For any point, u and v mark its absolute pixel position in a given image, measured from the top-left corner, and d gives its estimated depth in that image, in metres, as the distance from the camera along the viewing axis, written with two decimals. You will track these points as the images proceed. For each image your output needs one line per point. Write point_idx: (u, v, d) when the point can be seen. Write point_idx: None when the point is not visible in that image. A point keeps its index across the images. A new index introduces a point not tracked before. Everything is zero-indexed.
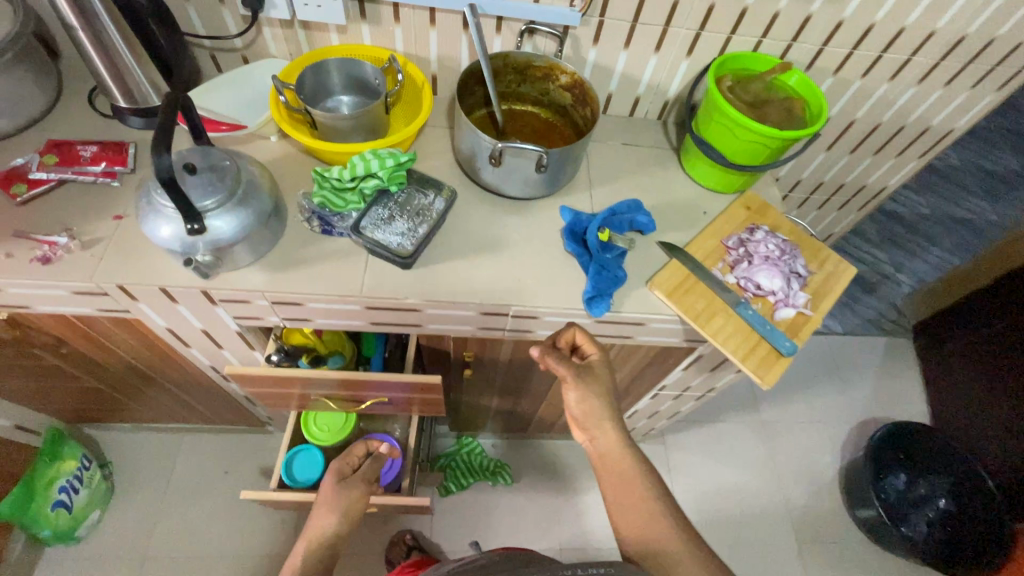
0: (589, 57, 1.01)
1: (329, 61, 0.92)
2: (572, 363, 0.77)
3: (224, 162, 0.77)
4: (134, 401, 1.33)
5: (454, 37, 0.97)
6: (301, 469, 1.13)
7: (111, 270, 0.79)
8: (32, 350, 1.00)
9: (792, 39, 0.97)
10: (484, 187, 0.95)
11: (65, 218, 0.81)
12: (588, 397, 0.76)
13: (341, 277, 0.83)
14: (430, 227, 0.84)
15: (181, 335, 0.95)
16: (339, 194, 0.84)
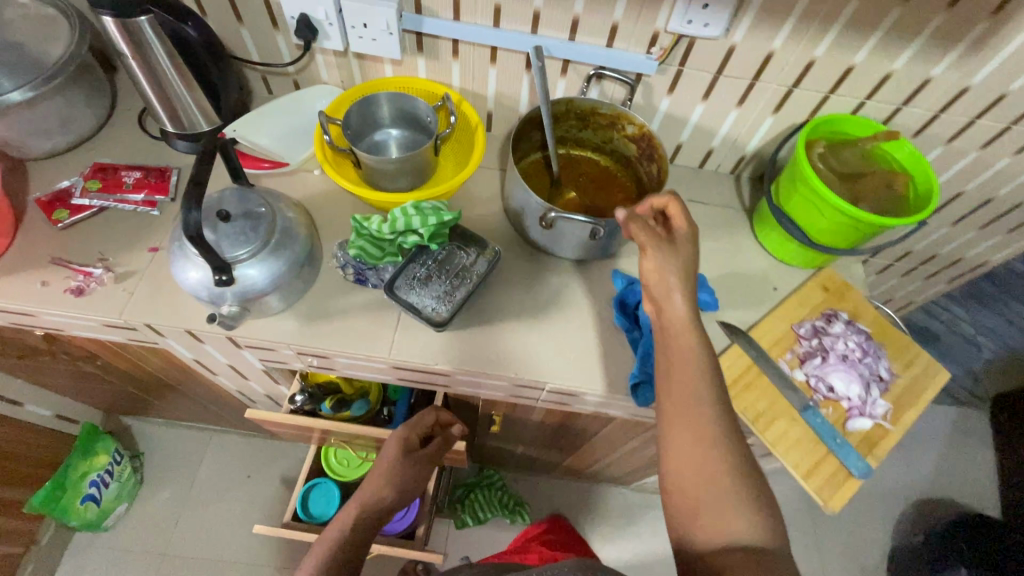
0: (661, 106, 0.91)
1: (379, 95, 0.86)
2: (658, 234, 0.66)
3: (259, 208, 0.73)
4: (165, 403, 1.34)
5: (515, 76, 0.89)
6: (316, 504, 1.10)
7: (140, 308, 0.76)
8: (68, 359, 1.01)
9: (902, 103, 0.84)
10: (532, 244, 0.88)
11: (103, 246, 0.80)
12: (663, 271, 0.64)
13: (369, 336, 0.78)
14: (469, 291, 0.77)
15: (208, 365, 0.93)
16: (376, 246, 0.79)
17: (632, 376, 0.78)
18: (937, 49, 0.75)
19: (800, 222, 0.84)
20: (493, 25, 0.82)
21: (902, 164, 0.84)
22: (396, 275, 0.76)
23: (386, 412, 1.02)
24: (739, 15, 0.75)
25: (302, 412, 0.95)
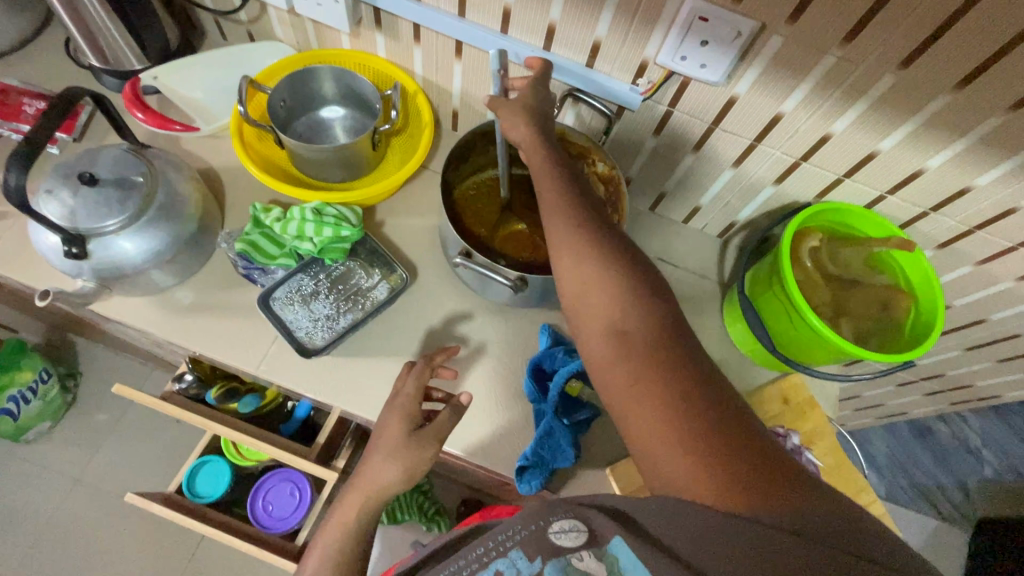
0: (645, 146, 0.77)
1: (319, 69, 0.75)
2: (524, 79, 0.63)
3: (137, 177, 0.64)
4: (96, 333, 1.29)
5: (483, 78, 0.76)
6: (204, 482, 1.04)
7: (4, 256, 0.69)
8: None
9: (931, 207, 0.68)
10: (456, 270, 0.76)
11: None
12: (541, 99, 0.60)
13: (243, 344, 0.70)
14: (357, 319, 0.69)
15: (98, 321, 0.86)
16: (270, 244, 0.69)
17: (521, 456, 0.67)
18: (984, 157, 0.59)
19: (768, 320, 0.72)
20: (459, 15, 0.68)
21: (909, 280, 0.69)
22: (278, 284, 0.69)
23: (290, 405, 0.97)
24: (745, 63, 0.60)
25: (187, 395, 0.87)
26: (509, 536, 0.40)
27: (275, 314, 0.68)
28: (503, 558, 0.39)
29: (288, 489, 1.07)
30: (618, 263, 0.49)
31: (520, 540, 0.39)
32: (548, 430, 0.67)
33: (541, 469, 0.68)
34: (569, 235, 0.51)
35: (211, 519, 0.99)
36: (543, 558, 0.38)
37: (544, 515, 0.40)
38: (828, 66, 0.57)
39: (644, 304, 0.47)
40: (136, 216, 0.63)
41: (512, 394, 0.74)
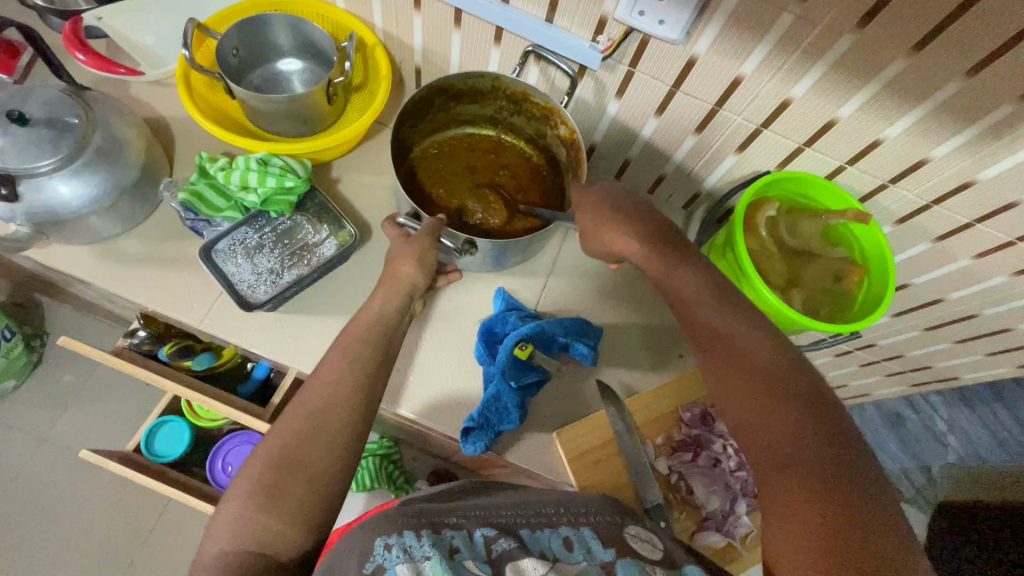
0: (609, 109, 0.76)
1: (273, 17, 0.72)
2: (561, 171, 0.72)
3: (72, 119, 0.61)
4: (59, 293, 1.27)
5: (444, 32, 0.73)
6: (163, 441, 1.04)
7: None
8: None
9: (890, 179, 0.67)
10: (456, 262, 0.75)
11: None
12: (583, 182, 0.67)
13: (186, 297, 0.69)
14: (302, 275, 0.68)
15: (48, 272, 0.84)
16: (216, 195, 0.68)
17: (466, 418, 0.67)
18: (942, 125, 0.58)
19: None
20: None
21: (864, 252, 0.68)
22: (221, 236, 0.67)
23: (249, 365, 0.96)
24: (703, 19, 0.58)
25: (140, 352, 0.85)
26: (589, 520, 0.51)
27: (218, 267, 0.66)
28: (575, 533, 0.49)
29: (248, 450, 1.07)
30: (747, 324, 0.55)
31: (595, 529, 0.50)
32: (495, 393, 0.66)
33: (486, 430, 0.67)
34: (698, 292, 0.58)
35: (168, 478, 0.98)
36: (616, 550, 0.47)
37: (616, 520, 0.53)
38: (788, 24, 0.55)
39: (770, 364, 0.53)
40: (70, 159, 0.60)
41: (463, 357, 0.74)
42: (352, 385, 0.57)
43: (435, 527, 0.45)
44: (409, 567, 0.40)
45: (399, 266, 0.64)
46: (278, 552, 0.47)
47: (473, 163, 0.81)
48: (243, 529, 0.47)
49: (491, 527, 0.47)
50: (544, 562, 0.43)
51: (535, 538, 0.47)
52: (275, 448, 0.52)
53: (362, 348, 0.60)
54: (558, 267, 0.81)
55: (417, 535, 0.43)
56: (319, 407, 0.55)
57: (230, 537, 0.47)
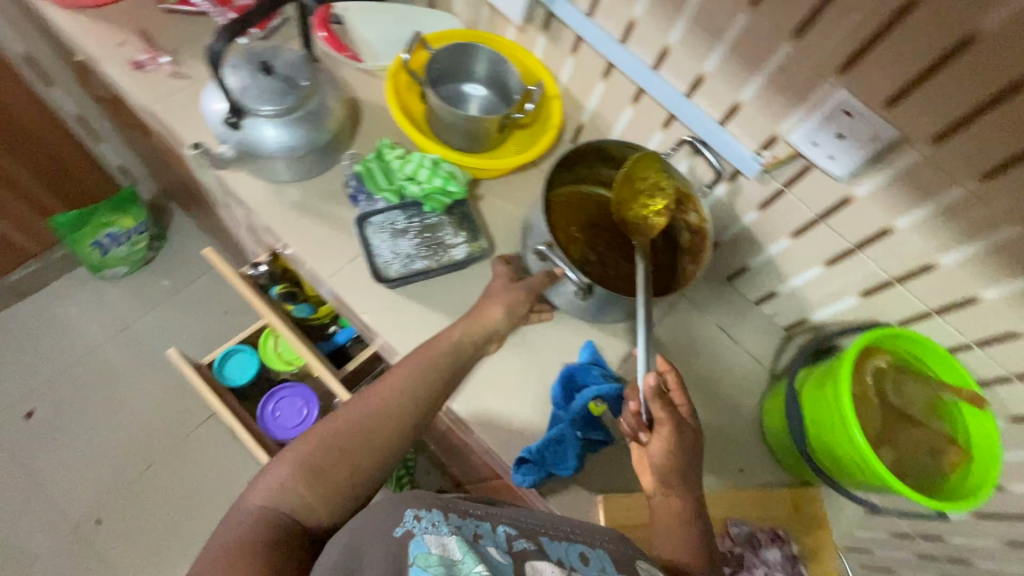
0: (743, 217, 0.79)
1: (479, 48, 0.83)
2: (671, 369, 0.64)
3: (302, 81, 0.73)
4: (198, 209, 1.44)
5: (619, 104, 0.81)
6: (231, 368, 1.12)
7: (172, 110, 0.80)
8: (134, 126, 1.10)
9: (1015, 374, 0.66)
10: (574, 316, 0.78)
11: (184, 44, 0.85)
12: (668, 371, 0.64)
13: (325, 252, 0.77)
14: (430, 266, 0.74)
15: (212, 195, 0.96)
16: (384, 175, 0.76)
17: (525, 449, 0.69)
18: None
19: (808, 421, 0.70)
20: (620, 41, 0.75)
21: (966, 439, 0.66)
22: (377, 212, 0.76)
23: (333, 328, 1.04)
24: (873, 167, 0.61)
25: (255, 282, 0.94)
26: (604, 541, 0.51)
27: (364, 234, 0.75)
28: (590, 551, 0.49)
29: (297, 404, 1.12)
30: (685, 493, 0.62)
31: (609, 551, 0.50)
32: (558, 435, 0.68)
33: (540, 468, 0.69)
34: (665, 465, 0.61)
35: (226, 401, 1.05)
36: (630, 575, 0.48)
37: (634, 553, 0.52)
38: (956, 196, 0.57)
39: (687, 522, 0.61)
40: (288, 111, 0.71)
41: (537, 392, 0.77)
42: (417, 393, 0.62)
43: (462, 508, 0.47)
44: (435, 540, 0.42)
45: (488, 309, 0.71)
46: (306, 520, 0.51)
47: (596, 221, 0.84)
48: (284, 493, 0.51)
49: (513, 528, 0.48)
50: (560, 568, 0.45)
51: (554, 545, 0.48)
52: (330, 430, 0.56)
53: (431, 364, 0.64)
54: (647, 341, 0.83)
55: (444, 514, 0.45)
56: (383, 405, 0.59)
57: (269, 494, 0.52)
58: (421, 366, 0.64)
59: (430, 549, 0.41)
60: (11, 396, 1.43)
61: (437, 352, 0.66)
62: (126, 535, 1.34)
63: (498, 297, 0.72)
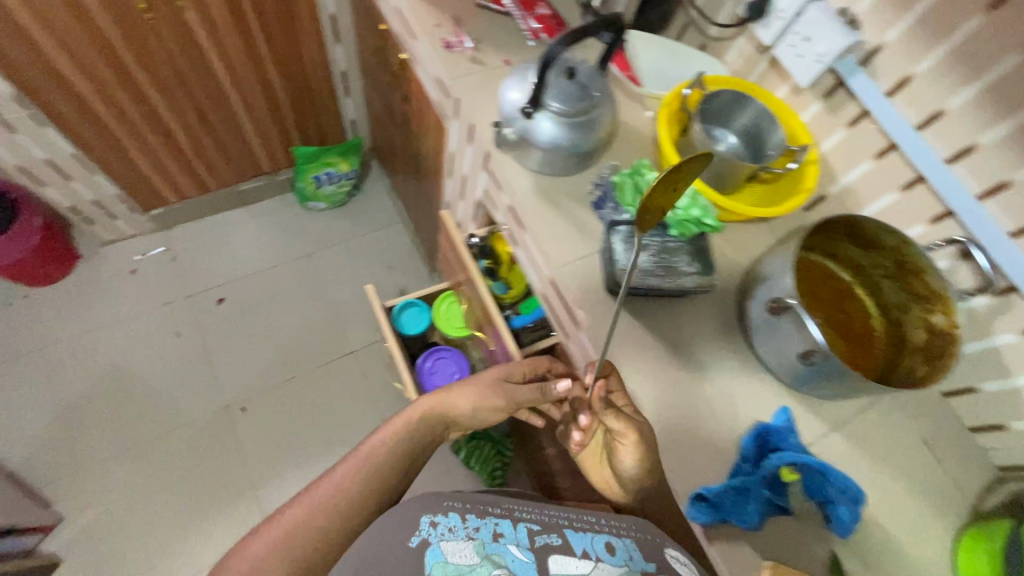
0: (996, 333, 0.76)
1: (754, 100, 0.85)
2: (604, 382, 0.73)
3: (595, 92, 0.81)
4: (404, 172, 1.61)
5: (884, 185, 0.80)
6: (405, 317, 1.23)
7: (464, 88, 0.91)
8: (397, 90, 1.27)
9: None
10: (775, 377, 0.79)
11: (485, 34, 0.97)
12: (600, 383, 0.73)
13: (560, 245, 0.83)
14: (661, 285, 0.75)
15: (453, 166, 1.08)
16: (636, 193, 0.81)
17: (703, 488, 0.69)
18: None
19: None
20: (915, 125, 0.74)
21: None
22: (624, 221, 0.78)
23: None
24: None
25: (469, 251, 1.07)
26: (631, 532, 0.69)
27: (608, 237, 0.79)
28: (618, 541, 0.67)
29: (450, 368, 1.21)
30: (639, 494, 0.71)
31: (636, 540, 0.68)
32: (741, 485, 0.68)
33: (715, 510, 0.69)
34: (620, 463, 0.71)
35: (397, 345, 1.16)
36: (655, 563, 0.65)
37: (663, 541, 0.69)
38: None
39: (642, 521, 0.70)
40: (576, 115, 0.80)
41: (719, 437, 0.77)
42: (400, 456, 0.75)
43: (487, 510, 0.68)
44: (452, 548, 0.63)
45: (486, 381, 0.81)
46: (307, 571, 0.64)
47: (819, 291, 0.82)
48: (267, 564, 0.62)
49: (538, 523, 0.69)
50: (587, 562, 0.64)
51: (579, 539, 0.67)
52: (296, 516, 0.66)
53: (399, 436, 0.76)
54: (846, 427, 0.78)
55: (461, 517, 0.66)
56: (332, 496, 0.69)
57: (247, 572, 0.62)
58: (411, 429, 0.77)
59: (445, 556, 0.62)
60: (217, 279, 1.70)
61: (428, 414, 0.78)
62: (264, 425, 1.55)
63: (493, 386, 0.80)
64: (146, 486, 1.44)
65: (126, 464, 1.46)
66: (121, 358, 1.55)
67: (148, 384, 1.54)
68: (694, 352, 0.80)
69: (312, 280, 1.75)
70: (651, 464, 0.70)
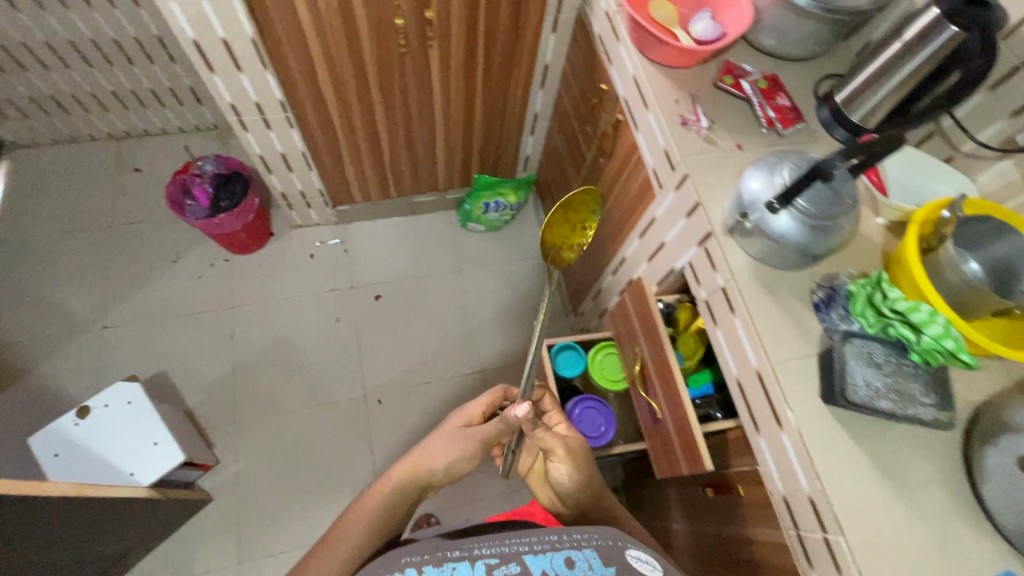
0: None
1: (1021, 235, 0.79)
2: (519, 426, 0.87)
3: (847, 198, 0.80)
4: None
5: None
6: (562, 358, 1.27)
7: (695, 165, 0.94)
8: (597, 143, 1.33)
9: None
10: (1001, 534, 0.72)
11: (720, 115, 1.00)
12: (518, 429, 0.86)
13: (776, 338, 0.82)
14: (894, 412, 0.73)
15: (650, 229, 1.12)
16: (869, 304, 0.79)
17: None
18: None
19: None
20: None
21: None
22: (859, 335, 0.78)
23: None
24: None
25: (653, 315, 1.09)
26: (590, 542, 0.63)
27: (840, 348, 0.77)
28: (577, 552, 0.62)
29: (597, 418, 1.23)
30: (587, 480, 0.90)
31: (597, 548, 0.63)
32: None
33: None
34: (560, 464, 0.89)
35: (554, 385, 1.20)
36: (614, 567, 0.62)
37: (621, 542, 0.64)
38: None
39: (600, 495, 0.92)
40: (824, 218, 0.79)
41: None
42: (393, 501, 0.85)
43: (445, 553, 0.62)
44: None
45: (432, 456, 0.89)
46: None
47: None
48: None
49: (495, 555, 0.61)
50: None
51: (537, 560, 0.61)
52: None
53: (387, 495, 0.86)
54: None
55: (419, 569, 0.61)
56: (336, 546, 0.78)
57: None
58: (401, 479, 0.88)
59: None
60: (377, 277, 1.86)
61: (411, 468, 0.89)
62: (394, 421, 1.66)
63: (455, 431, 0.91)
64: (289, 450, 1.59)
65: (275, 425, 1.62)
66: (288, 331, 1.74)
67: (306, 358, 1.71)
68: (908, 487, 0.74)
69: (457, 295, 1.86)
70: (579, 449, 0.91)
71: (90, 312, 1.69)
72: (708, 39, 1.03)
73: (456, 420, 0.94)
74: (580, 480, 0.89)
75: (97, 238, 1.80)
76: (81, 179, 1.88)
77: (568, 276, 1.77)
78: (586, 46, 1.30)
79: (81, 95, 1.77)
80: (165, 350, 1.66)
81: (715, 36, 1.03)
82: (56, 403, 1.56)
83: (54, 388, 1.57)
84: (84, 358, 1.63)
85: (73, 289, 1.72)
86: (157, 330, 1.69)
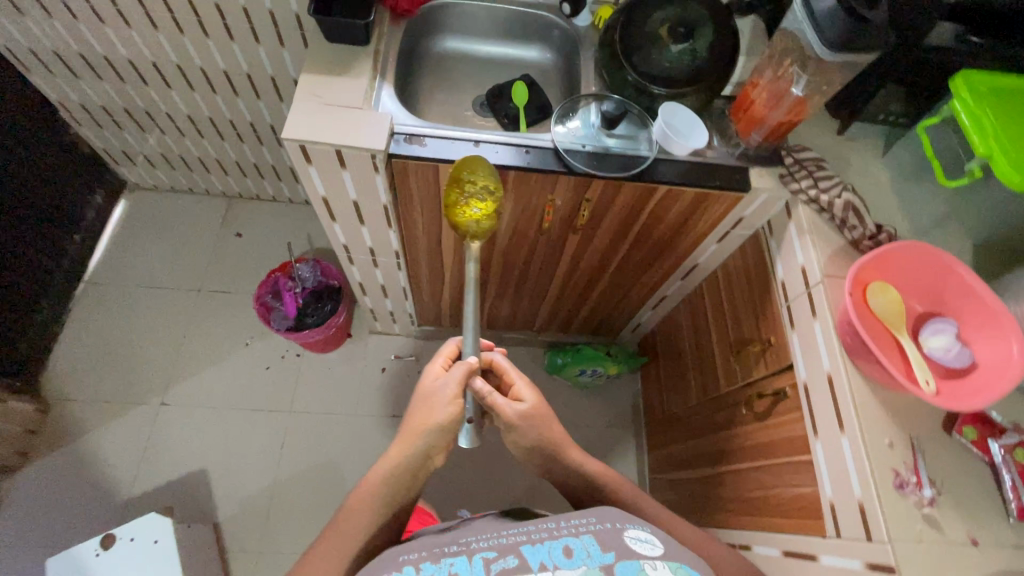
0: None
1: None
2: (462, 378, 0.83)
3: None
4: (676, 415, 1.43)
5: None
6: None
7: (909, 559, 0.69)
8: (745, 390, 1.10)
9: None
10: None
11: (949, 481, 0.74)
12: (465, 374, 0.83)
13: None
14: None
15: (806, 563, 0.87)
16: None
17: None
18: None
19: None
20: None
21: None
22: None
23: None
24: None
25: None
26: (588, 527, 0.65)
27: None
28: (575, 539, 0.63)
29: None
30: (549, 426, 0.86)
31: (594, 535, 0.64)
32: None
33: None
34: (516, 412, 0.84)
35: None
36: (615, 554, 0.61)
37: (618, 523, 0.66)
38: None
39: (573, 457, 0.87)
40: None
41: None
42: (392, 489, 0.78)
43: (446, 550, 0.64)
44: None
45: (414, 418, 0.82)
46: None
47: None
48: None
49: (494, 550, 0.63)
50: (545, 572, 0.59)
51: (536, 550, 0.62)
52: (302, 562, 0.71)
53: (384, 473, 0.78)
54: None
55: (418, 568, 0.61)
56: (347, 532, 0.74)
57: None
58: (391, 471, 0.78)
59: None
60: None
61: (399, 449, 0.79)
62: None
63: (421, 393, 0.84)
64: None
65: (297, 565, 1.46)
66: (337, 453, 1.60)
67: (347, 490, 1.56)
68: None
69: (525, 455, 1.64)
70: (536, 411, 0.85)
71: (154, 382, 1.63)
72: (955, 367, 0.77)
73: (426, 383, 0.84)
74: (546, 438, 0.85)
75: (183, 300, 1.76)
76: (186, 232, 1.86)
77: (656, 478, 1.51)
78: (758, 277, 1.08)
79: (206, 158, 1.74)
80: (213, 444, 1.56)
81: (960, 362, 0.77)
82: (95, 480, 1.49)
83: (98, 460, 1.51)
84: (134, 434, 1.55)
85: (145, 352, 1.67)
86: (211, 419, 1.60)
